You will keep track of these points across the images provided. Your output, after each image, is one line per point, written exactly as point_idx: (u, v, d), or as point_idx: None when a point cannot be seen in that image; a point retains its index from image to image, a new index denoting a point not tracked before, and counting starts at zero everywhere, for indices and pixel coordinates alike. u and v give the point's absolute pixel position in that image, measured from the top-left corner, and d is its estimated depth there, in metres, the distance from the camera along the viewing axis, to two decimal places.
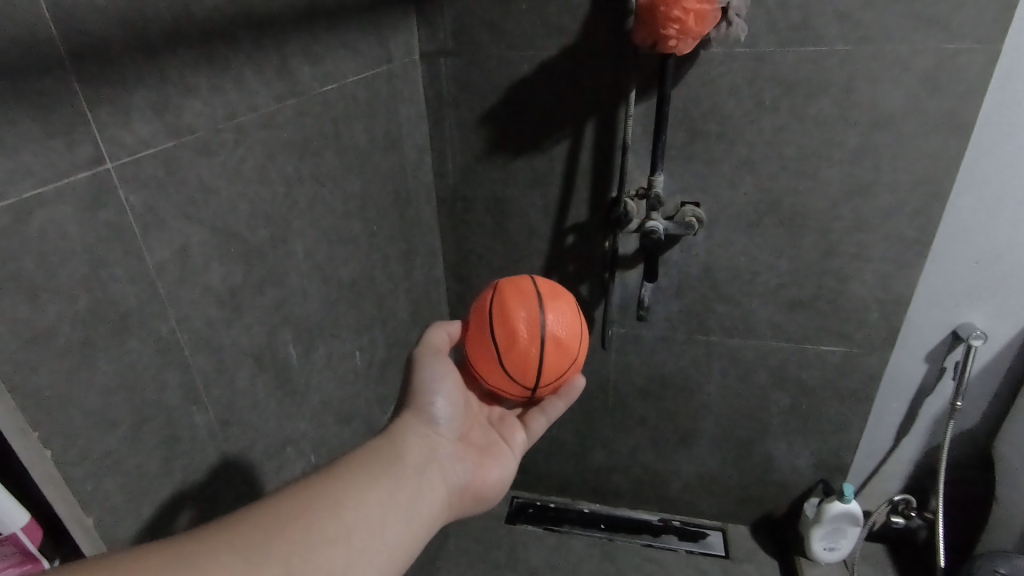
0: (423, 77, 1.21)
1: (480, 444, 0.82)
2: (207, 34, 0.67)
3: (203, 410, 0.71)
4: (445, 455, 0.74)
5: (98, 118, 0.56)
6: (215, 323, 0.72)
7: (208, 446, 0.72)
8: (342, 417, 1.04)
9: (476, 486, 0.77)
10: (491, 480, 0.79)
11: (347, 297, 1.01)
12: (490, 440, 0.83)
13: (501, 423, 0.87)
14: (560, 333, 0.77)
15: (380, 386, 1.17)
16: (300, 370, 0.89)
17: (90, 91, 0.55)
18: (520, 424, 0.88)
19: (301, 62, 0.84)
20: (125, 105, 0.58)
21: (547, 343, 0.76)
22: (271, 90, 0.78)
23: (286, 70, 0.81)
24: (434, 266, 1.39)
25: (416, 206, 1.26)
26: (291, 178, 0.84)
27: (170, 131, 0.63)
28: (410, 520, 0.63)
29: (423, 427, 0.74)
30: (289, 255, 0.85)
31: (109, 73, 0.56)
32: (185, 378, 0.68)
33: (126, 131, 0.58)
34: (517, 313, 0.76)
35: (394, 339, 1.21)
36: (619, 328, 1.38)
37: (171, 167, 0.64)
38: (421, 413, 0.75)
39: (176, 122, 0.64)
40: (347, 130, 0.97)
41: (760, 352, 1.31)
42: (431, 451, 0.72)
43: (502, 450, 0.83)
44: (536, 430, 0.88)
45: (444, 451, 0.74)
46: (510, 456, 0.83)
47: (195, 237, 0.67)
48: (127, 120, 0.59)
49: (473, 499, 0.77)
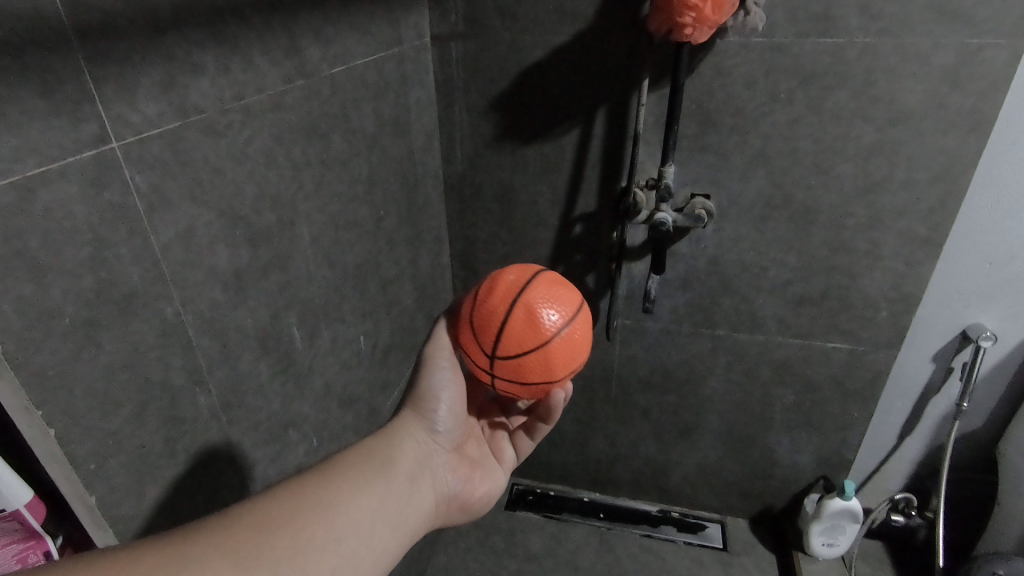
0: (433, 60, 1.19)
1: (472, 456, 0.84)
2: (215, 12, 0.66)
3: (207, 391, 0.71)
4: (438, 463, 0.76)
5: (105, 97, 0.55)
6: (220, 305, 0.72)
7: (212, 427, 0.73)
8: (346, 401, 1.04)
9: (464, 496, 0.79)
10: (478, 493, 0.81)
11: (353, 282, 1.01)
12: (482, 452, 0.86)
13: (493, 436, 0.90)
14: (538, 305, 0.71)
15: (383, 370, 1.17)
16: (304, 353, 0.89)
17: (97, 69, 0.54)
18: (509, 441, 0.91)
19: (310, 42, 0.83)
20: (132, 84, 0.58)
21: (518, 309, 0.71)
22: (279, 71, 0.77)
23: (295, 50, 0.80)
24: (441, 252, 1.39)
25: (424, 191, 1.25)
26: (299, 161, 0.83)
27: (177, 111, 0.63)
28: (397, 524, 0.65)
29: (422, 432, 0.76)
30: (295, 239, 0.84)
31: (115, 50, 0.55)
32: (189, 359, 0.68)
33: (132, 111, 0.58)
34: (505, 275, 0.75)
35: (398, 325, 1.21)
36: (624, 319, 1.37)
37: (178, 147, 0.63)
38: (423, 418, 0.77)
39: (183, 102, 0.63)
40: (355, 113, 0.96)
41: (766, 347, 1.30)
42: (426, 457, 0.74)
43: (490, 466, 0.86)
44: (523, 450, 0.90)
45: (438, 458, 0.76)
46: (496, 473, 0.86)
47: (201, 219, 0.67)
48: (133, 99, 0.58)
49: (459, 508, 0.79)
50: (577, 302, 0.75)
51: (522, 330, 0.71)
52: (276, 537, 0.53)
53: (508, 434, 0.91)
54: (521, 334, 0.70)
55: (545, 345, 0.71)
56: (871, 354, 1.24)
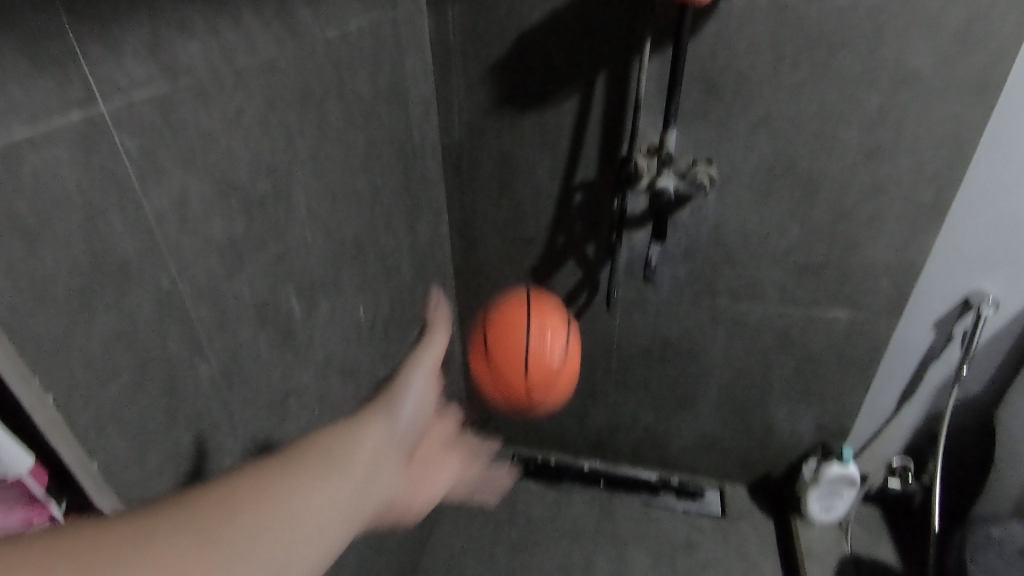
0: (429, 26, 1.17)
1: (424, 459, 0.75)
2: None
3: (207, 357, 0.71)
4: (398, 463, 0.64)
5: (89, 52, 0.53)
6: (217, 270, 0.71)
7: (211, 393, 0.72)
8: (347, 372, 1.04)
9: (405, 505, 0.69)
10: (423, 500, 0.72)
11: (351, 252, 1.00)
12: (434, 457, 0.77)
13: (448, 443, 0.81)
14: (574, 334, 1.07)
15: (382, 342, 1.17)
16: (303, 322, 0.88)
17: (82, 21, 0.52)
18: (461, 447, 0.84)
19: (302, 4, 0.80)
20: (117, 39, 0.56)
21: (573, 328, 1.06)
22: (270, 33, 0.75)
23: (286, 12, 0.77)
24: (439, 222, 1.37)
25: (422, 159, 1.23)
26: (294, 125, 0.81)
27: (165, 69, 0.61)
28: (344, 529, 0.53)
29: (384, 421, 0.65)
30: (292, 205, 0.83)
31: (99, 12, 0.54)
32: (186, 325, 0.67)
33: (119, 67, 0.56)
34: (555, 308, 1.04)
35: (397, 296, 1.21)
36: (624, 290, 1.36)
37: (169, 106, 0.62)
38: (387, 408, 0.66)
39: (173, 60, 0.62)
40: (351, 77, 0.93)
41: (766, 317, 1.30)
42: (381, 457, 0.61)
43: (440, 471, 0.77)
44: (467, 463, 0.86)
45: (399, 458, 0.64)
46: (445, 479, 0.77)
47: (197, 183, 0.66)
48: (119, 56, 0.56)
49: (399, 514, 0.69)
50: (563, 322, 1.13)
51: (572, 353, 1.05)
52: (199, 527, 0.43)
53: (458, 438, 0.84)
54: (575, 352, 1.05)
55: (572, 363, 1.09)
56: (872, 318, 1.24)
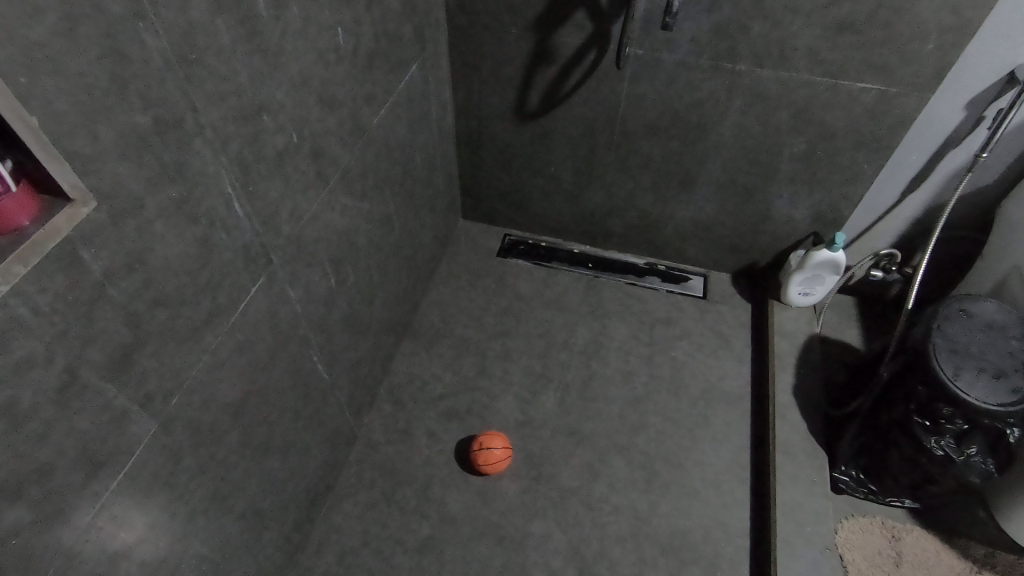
0: (404, 183, 1.21)
1: None
2: (222, 86, 0.65)
3: (31, 498, 0.53)
4: None
5: (55, 118, 0.47)
6: (94, 386, 0.57)
7: (21, 551, 0.53)
8: (215, 542, 0.83)
9: None
10: None
11: (264, 394, 0.87)
12: None
13: None
14: (481, 465, 1.21)
15: (268, 504, 0.97)
16: (181, 469, 0.72)
17: (61, 86, 0.47)
18: None
19: (304, 141, 0.82)
20: (96, 118, 0.51)
21: (483, 464, 1.21)
22: (265, 155, 0.75)
23: (287, 141, 0.78)
24: (368, 372, 1.27)
25: (367, 311, 1.18)
26: (248, 249, 0.76)
27: (129, 159, 0.55)
28: None
29: None
30: (216, 331, 0.73)
31: (110, 87, 0.51)
32: (19, 449, 0.51)
33: (83, 140, 0.50)
34: (501, 467, 1.22)
35: (303, 449, 1.04)
36: (559, 465, 1.27)
37: (117, 195, 0.55)
38: None
39: (141, 151, 0.56)
40: (322, 221, 0.92)
41: (710, 497, 1.24)
42: None
43: None
44: None
45: None
46: None
47: (110, 282, 0.56)
48: (92, 131, 0.51)
49: None
50: (485, 459, 1.20)
51: (483, 455, 1.21)
52: None
53: None
54: (484, 456, 1.20)
55: (480, 447, 1.21)
56: (813, 506, 1.21)
